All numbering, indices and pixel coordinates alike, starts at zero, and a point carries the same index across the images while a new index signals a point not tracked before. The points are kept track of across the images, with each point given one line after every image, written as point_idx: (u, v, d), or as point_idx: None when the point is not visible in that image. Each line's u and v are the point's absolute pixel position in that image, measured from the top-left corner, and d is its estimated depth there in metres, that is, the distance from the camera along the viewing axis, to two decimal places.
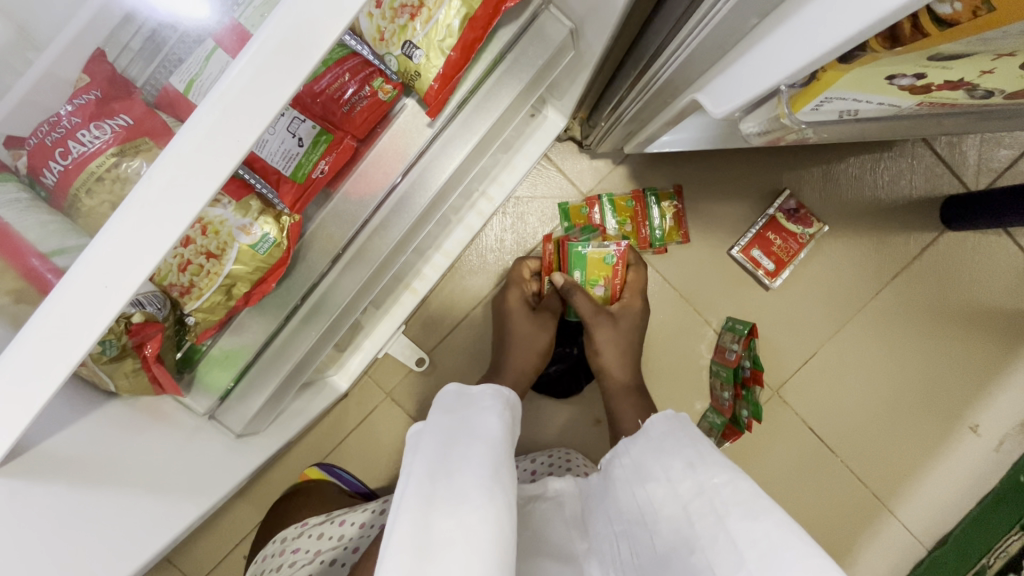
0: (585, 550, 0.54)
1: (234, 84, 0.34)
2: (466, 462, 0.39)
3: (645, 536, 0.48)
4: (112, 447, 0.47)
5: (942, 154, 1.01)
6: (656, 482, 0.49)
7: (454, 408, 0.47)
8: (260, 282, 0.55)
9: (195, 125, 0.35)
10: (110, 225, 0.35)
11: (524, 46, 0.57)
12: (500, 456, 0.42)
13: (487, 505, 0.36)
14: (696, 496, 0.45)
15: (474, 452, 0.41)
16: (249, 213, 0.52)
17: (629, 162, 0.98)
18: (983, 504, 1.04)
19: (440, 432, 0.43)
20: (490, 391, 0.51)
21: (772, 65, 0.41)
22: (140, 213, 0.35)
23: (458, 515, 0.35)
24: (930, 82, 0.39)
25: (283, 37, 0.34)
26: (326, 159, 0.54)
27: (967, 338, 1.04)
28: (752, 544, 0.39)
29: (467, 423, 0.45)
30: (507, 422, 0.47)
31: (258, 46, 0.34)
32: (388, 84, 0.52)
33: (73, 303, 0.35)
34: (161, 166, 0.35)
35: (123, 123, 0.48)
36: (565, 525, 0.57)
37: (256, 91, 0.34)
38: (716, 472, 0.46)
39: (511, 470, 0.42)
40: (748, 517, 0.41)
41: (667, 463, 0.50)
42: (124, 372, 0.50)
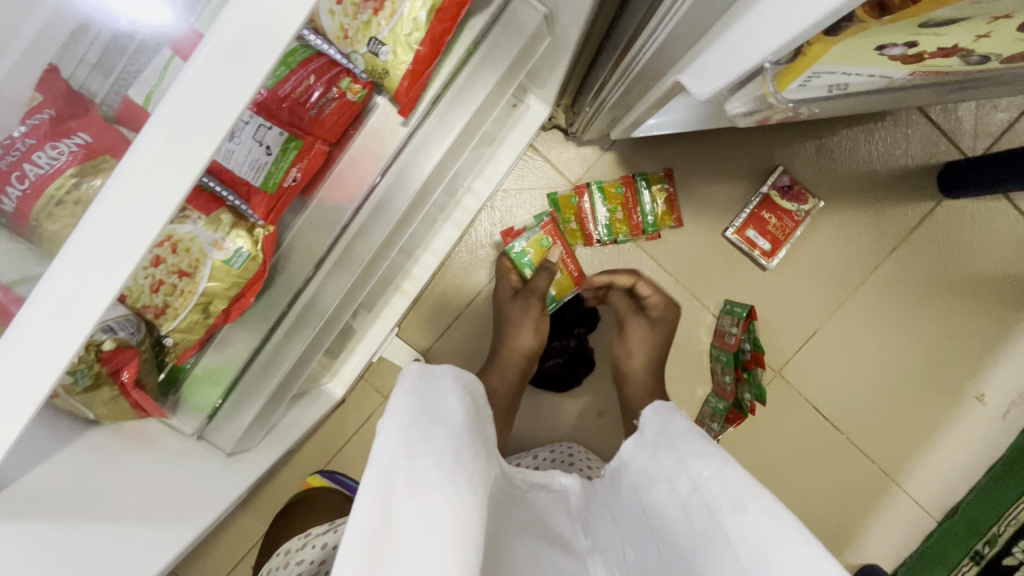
0: (589, 547, 0.51)
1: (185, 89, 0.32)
2: (428, 443, 0.37)
3: (652, 541, 0.47)
4: (95, 479, 0.46)
5: (937, 121, 0.99)
6: (659, 485, 0.49)
7: (417, 384, 0.44)
8: (238, 299, 0.52)
9: (149, 134, 0.32)
10: (66, 251, 0.33)
11: (497, 35, 0.55)
12: (462, 440, 0.40)
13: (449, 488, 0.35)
14: (691, 493, 0.44)
15: (431, 438, 0.38)
16: (220, 227, 0.49)
17: (616, 148, 0.96)
18: (991, 474, 1.03)
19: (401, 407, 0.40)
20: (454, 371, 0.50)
21: (756, 40, 0.39)
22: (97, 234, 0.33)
23: (417, 498, 0.33)
24: (922, 50, 0.38)
25: (230, 41, 0.31)
26: (297, 166, 0.51)
27: (970, 306, 1.02)
28: (742, 539, 0.38)
29: (427, 405, 0.42)
30: (468, 408, 0.45)
31: (209, 47, 0.31)
32: (356, 84, 0.50)
33: (32, 338, 0.33)
34: (115, 184, 0.33)
35: (81, 141, 0.47)
36: (567, 518, 0.55)
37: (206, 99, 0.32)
38: (705, 465, 0.45)
39: (475, 453, 0.40)
40: (738, 510, 0.39)
41: (664, 462, 0.49)
42: (102, 400, 0.47)
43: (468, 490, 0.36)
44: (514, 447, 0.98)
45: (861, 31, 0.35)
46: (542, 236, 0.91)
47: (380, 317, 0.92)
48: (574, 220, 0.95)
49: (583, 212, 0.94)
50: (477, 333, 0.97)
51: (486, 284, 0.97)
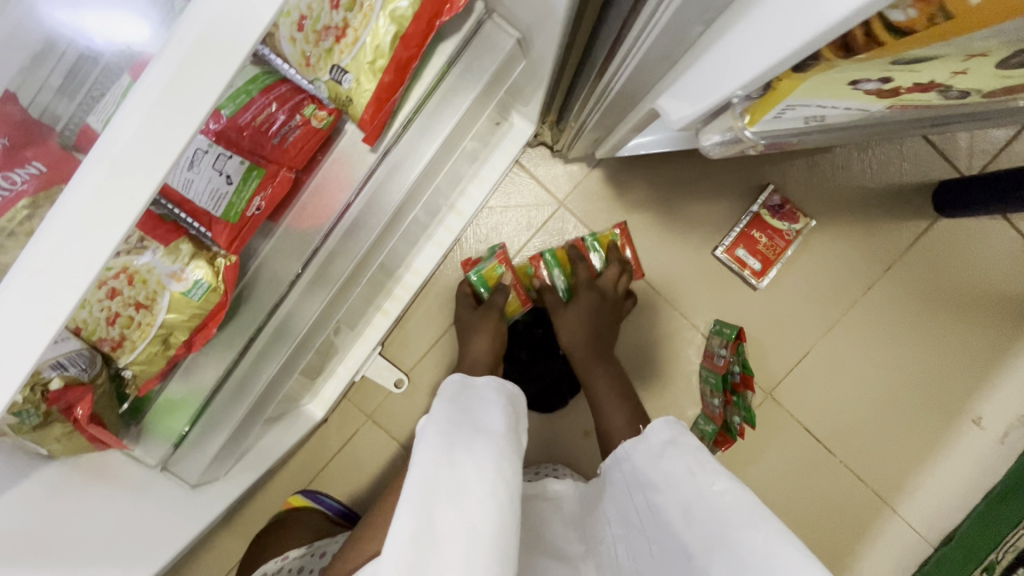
0: (583, 552, 0.53)
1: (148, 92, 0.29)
2: (470, 451, 0.41)
3: (643, 544, 0.48)
4: (47, 518, 0.45)
5: (932, 138, 0.97)
6: (659, 489, 0.48)
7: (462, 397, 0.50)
8: (201, 328, 0.50)
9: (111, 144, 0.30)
10: (14, 271, 0.31)
11: (469, 59, 0.54)
12: (502, 447, 0.44)
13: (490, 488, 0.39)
14: (695, 503, 0.43)
15: (473, 444, 0.42)
16: (178, 258, 0.47)
17: (604, 165, 0.95)
18: (989, 499, 1.00)
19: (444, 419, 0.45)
20: (494, 384, 0.53)
21: (727, 72, 0.37)
22: (57, 252, 0.30)
23: (459, 506, 0.37)
24: (898, 85, 0.36)
25: (192, 42, 0.28)
26: (261, 195, 0.49)
27: (967, 326, 1.00)
28: (750, 553, 0.37)
29: (470, 415, 0.47)
30: (509, 415, 0.49)
31: (172, 47, 0.29)
32: (322, 111, 0.49)
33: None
34: (71, 198, 0.30)
35: (35, 170, 0.46)
36: (562, 524, 0.58)
37: (168, 105, 0.29)
38: (714, 477, 0.44)
39: (516, 460, 0.43)
40: (747, 526, 0.39)
41: (664, 468, 0.48)
42: (54, 437, 0.46)
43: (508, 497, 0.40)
44: None
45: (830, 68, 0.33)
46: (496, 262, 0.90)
47: (361, 336, 0.91)
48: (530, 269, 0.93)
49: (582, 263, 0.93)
50: None
51: None
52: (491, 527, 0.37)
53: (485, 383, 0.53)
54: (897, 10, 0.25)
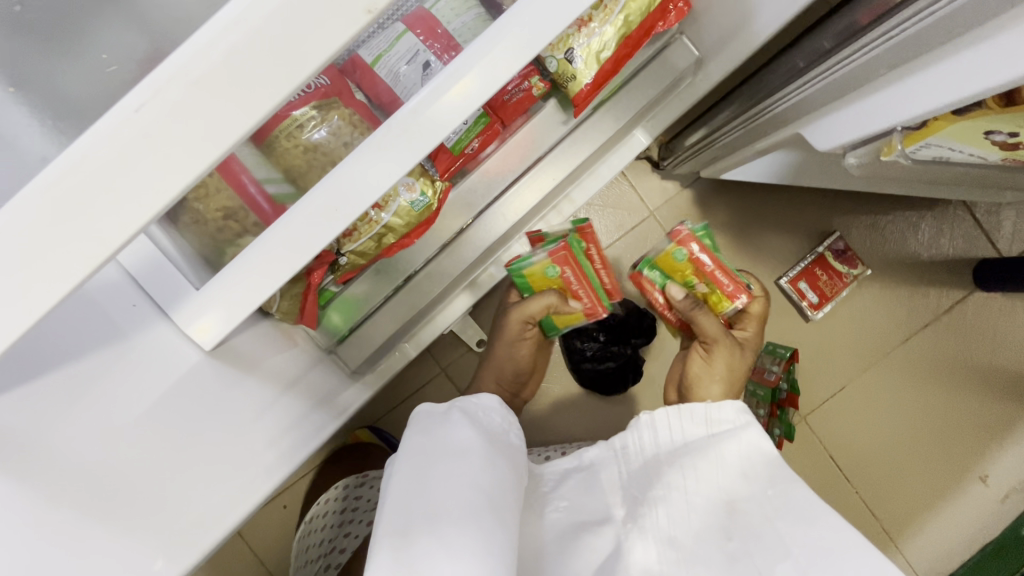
0: (624, 518, 0.49)
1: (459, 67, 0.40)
2: (436, 475, 0.45)
3: (679, 505, 0.47)
4: (261, 360, 0.54)
5: (980, 220, 1.10)
6: (702, 468, 0.49)
7: (427, 425, 0.52)
8: (404, 238, 0.61)
9: (419, 103, 0.40)
10: (262, 240, 0.41)
11: (648, 72, 0.67)
12: (477, 466, 0.47)
13: (469, 510, 0.43)
14: (745, 497, 0.46)
15: (448, 468, 0.46)
16: (412, 173, 0.57)
17: (695, 187, 1.07)
18: (982, 552, 1.10)
19: (414, 447, 0.49)
20: (463, 405, 0.55)
21: (887, 111, 0.49)
22: (277, 246, 0.41)
23: (436, 529, 0.41)
24: (1019, 141, 0.48)
25: (413, 112, 0.40)
26: (478, 139, 0.61)
27: (986, 393, 1.11)
28: (801, 544, 0.41)
29: (435, 439, 0.49)
30: (482, 432, 0.51)
31: (403, 121, 0.40)
32: (542, 82, 0.60)
33: (219, 313, 0.43)
34: (297, 209, 0.41)
35: (322, 82, 0.56)
36: (602, 495, 0.52)
37: (391, 150, 0.41)
38: (770, 483, 0.46)
39: (494, 476, 0.47)
40: (802, 522, 0.42)
41: (712, 459, 0.49)
42: (289, 293, 0.57)
43: (486, 519, 0.43)
44: (553, 438, 1.06)
45: (983, 115, 0.45)
46: (548, 261, 0.78)
47: None
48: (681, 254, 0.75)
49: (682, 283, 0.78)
50: None
51: None
52: (476, 540, 0.41)
53: (456, 406, 0.54)
54: None
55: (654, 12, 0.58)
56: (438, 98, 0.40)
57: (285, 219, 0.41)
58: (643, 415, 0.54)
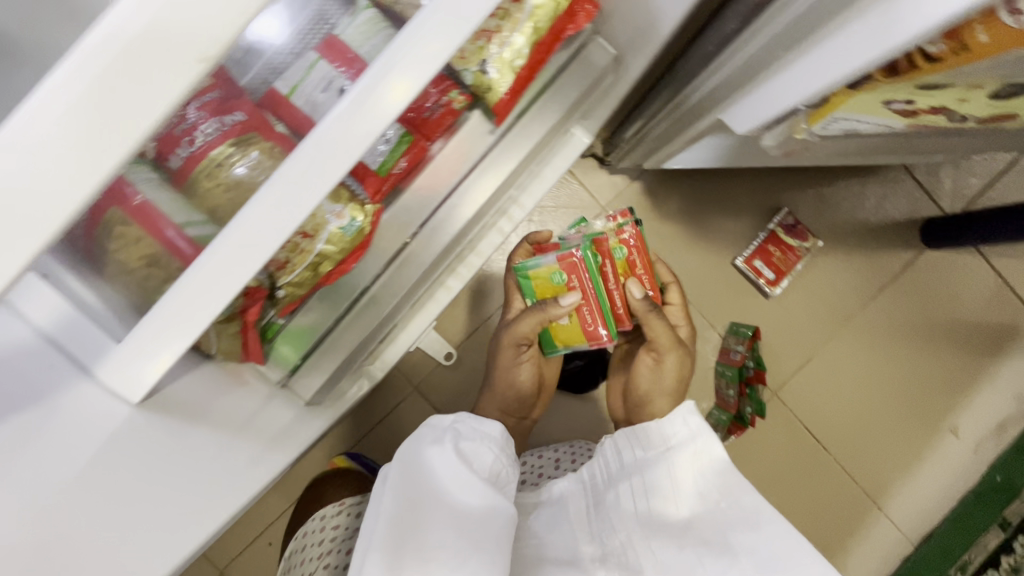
0: (595, 555, 0.53)
1: (367, 87, 0.41)
2: (428, 512, 0.50)
3: (642, 529, 0.52)
4: (202, 404, 0.53)
5: (922, 180, 1.13)
6: (659, 487, 0.53)
7: (417, 448, 0.55)
8: (342, 263, 0.61)
9: (325, 129, 0.41)
10: (181, 282, 0.41)
11: (571, 71, 0.67)
12: (464, 500, 0.51)
13: (457, 550, 0.48)
14: (701, 510, 0.51)
15: (437, 502, 0.51)
16: (340, 200, 0.57)
17: (643, 179, 1.09)
18: (962, 505, 1.13)
19: (402, 473, 0.52)
20: (453, 424, 0.58)
21: (787, 91, 0.51)
22: (199, 288, 0.41)
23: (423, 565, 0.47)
24: (917, 107, 0.50)
25: (326, 136, 0.40)
26: (404, 158, 0.61)
27: (948, 348, 1.14)
28: (751, 553, 0.47)
29: (425, 467, 0.53)
30: (468, 457, 0.55)
31: (315, 144, 0.40)
32: (462, 96, 0.60)
33: (148, 346, 0.42)
34: (216, 246, 0.40)
35: (238, 119, 0.57)
36: (570, 526, 0.57)
37: (308, 176, 0.40)
38: (723, 495, 0.51)
39: (480, 506, 0.52)
40: (752, 530, 0.48)
41: (669, 474, 0.53)
42: (227, 333, 0.56)
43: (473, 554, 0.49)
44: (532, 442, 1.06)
45: (876, 87, 0.46)
46: (555, 267, 0.74)
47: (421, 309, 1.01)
48: (619, 253, 0.78)
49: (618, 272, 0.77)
50: None
51: None
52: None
53: (445, 427, 0.58)
54: (933, 46, 0.38)
55: (561, 16, 0.59)
56: (350, 118, 0.40)
57: (206, 255, 0.40)
58: (608, 440, 0.60)
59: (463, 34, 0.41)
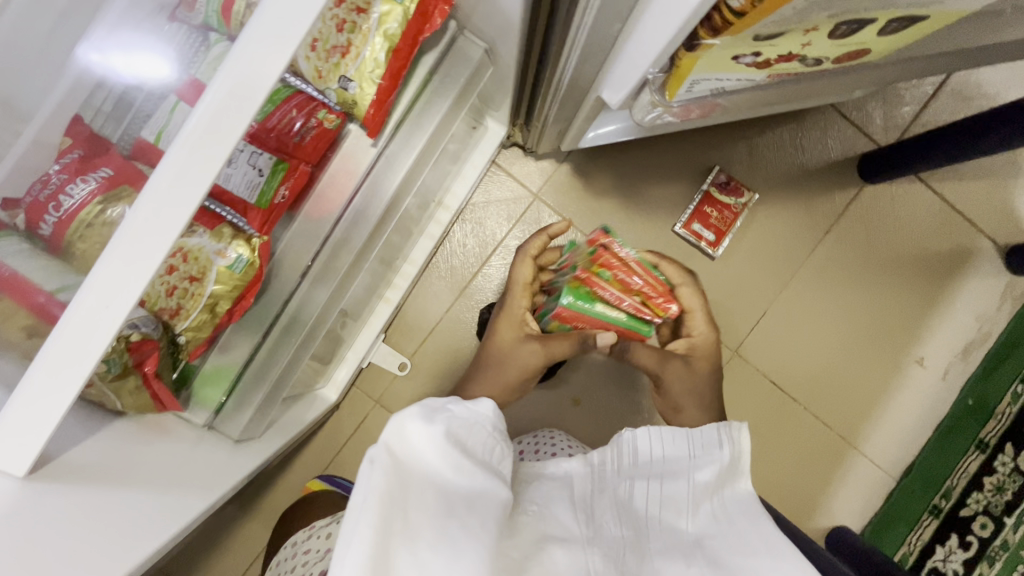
0: (590, 537, 0.50)
1: (192, 133, 0.40)
2: (422, 504, 0.42)
3: (651, 535, 0.52)
4: (118, 460, 0.52)
5: (851, 117, 1.12)
6: (677, 499, 0.54)
7: (406, 427, 0.45)
8: (239, 299, 0.61)
9: (161, 176, 0.40)
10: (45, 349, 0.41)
11: (446, 68, 0.66)
12: (456, 487, 0.44)
13: (448, 545, 0.41)
14: (710, 528, 0.52)
15: (432, 486, 0.43)
16: (223, 238, 0.59)
17: (570, 160, 1.08)
18: (939, 432, 1.13)
19: (391, 455, 0.42)
20: (444, 404, 0.50)
21: (636, 58, 0.50)
22: (59, 350, 0.41)
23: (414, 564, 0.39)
24: (767, 57, 0.49)
25: (165, 183, 0.40)
26: (285, 185, 0.61)
27: (902, 280, 1.13)
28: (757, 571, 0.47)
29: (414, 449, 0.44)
30: (459, 438, 0.47)
31: (155, 192, 0.40)
32: (331, 114, 0.60)
33: (18, 418, 0.41)
34: (77, 305, 0.41)
35: (105, 174, 0.57)
36: (572, 506, 0.53)
37: (155, 228, 0.40)
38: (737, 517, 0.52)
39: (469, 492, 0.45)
40: (762, 555, 0.48)
41: (685, 488, 0.54)
42: (127, 390, 0.55)
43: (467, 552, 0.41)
44: None
45: (709, 47, 0.46)
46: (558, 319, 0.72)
47: (367, 324, 1.01)
48: (606, 275, 0.67)
49: (613, 294, 0.68)
50: (458, 335, 1.07)
51: (465, 288, 1.07)
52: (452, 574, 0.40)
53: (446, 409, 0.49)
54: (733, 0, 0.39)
55: (413, 19, 0.58)
56: (183, 161, 0.40)
57: (67, 314, 0.41)
58: (626, 431, 0.59)
59: (288, 54, 0.40)
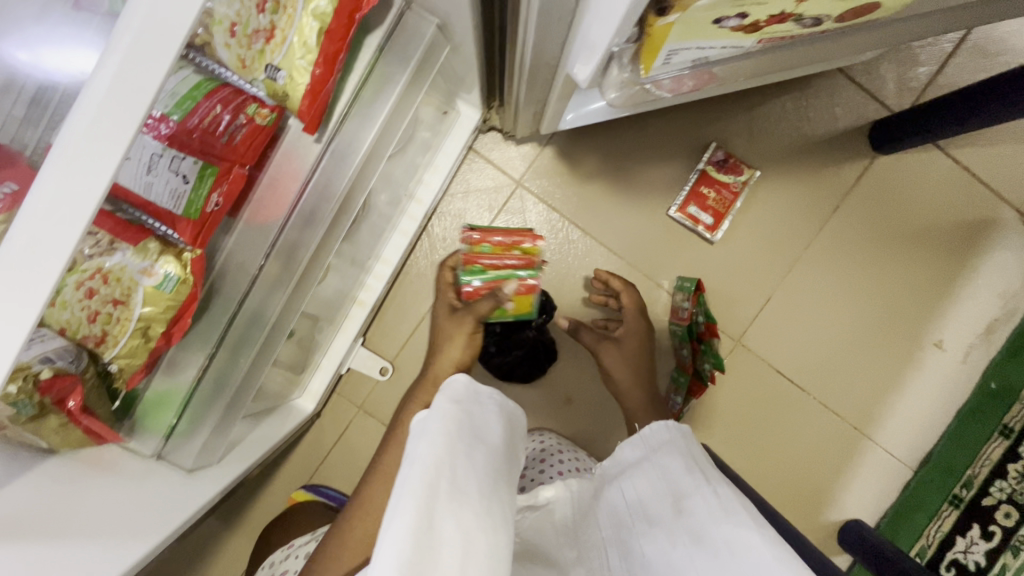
0: (574, 558, 0.49)
1: (71, 124, 0.33)
2: (469, 459, 0.42)
3: (629, 534, 0.47)
4: (51, 501, 0.47)
5: (861, 82, 1.02)
6: (644, 489, 0.50)
7: (460, 403, 0.48)
8: (177, 320, 0.56)
9: (42, 183, 0.33)
10: None
11: (394, 47, 0.58)
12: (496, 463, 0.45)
13: (484, 505, 0.39)
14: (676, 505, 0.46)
15: (475, 455, 0.43)
16: (148, 255, 0.53)
17: (554, 142, 1.00)
18: (959, 418, 1.05)
19: (450, 420, 0.45)
20: (492, 398, 0.52)
21: (600, 26, 0.42)
22: None
23: (457, 507, 0.37)
24: (755, 19, 0.40)
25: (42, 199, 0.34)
26: (217, 192, 0.54)
27: (918, 258, 1.05)
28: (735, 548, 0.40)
29: (473, 420, 0.47)
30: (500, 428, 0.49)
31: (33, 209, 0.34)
32: (264, 109, 0.54)
33: None
34: None
35: (8, 189, 0.50)
36: (555, 536, 0.52)
37: (39, 249, 0.34)
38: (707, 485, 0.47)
39: (504, 477, 0.45)
40: (738, 526, 0.41)
41: (650, 478, 0.51)
42: (51, 429, 0.50)
43: (498, 520, 0.40)
44: None
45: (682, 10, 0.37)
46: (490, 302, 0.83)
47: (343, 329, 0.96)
48: (485, 249, 0.82)
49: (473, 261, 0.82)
50: None
51: None
52: (489, 541, 0.37)
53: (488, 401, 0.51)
54: None
55: None
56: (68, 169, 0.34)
57: None
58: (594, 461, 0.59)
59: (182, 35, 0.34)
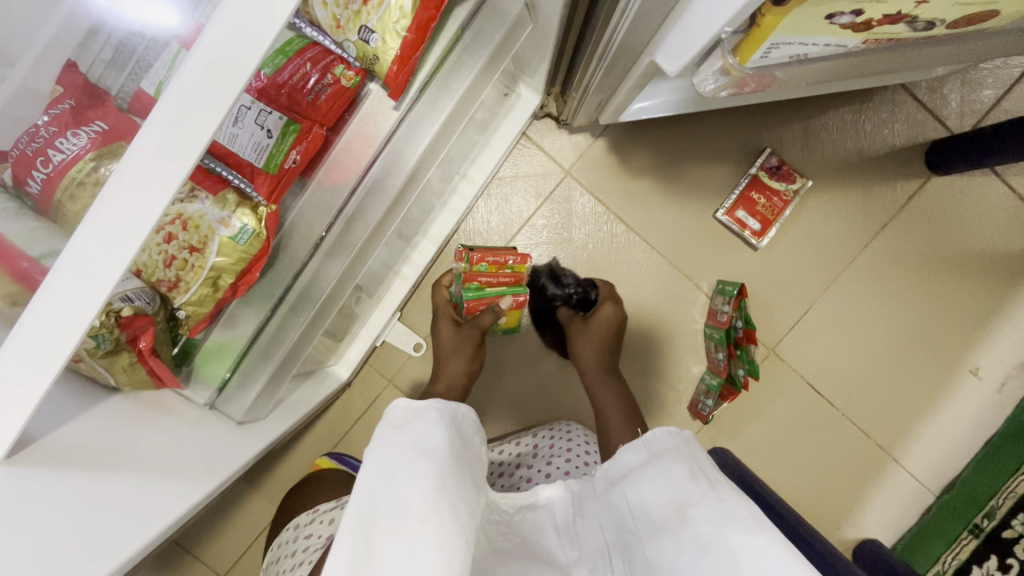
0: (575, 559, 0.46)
1: (181, 87, 0.31)
2: (411, 473, 0.39)
3: (632, 538, 0.45)
4: (117, 437, 0.48)
5: (923, 100, 1.01)
6: (647, 489, 0.46)
7: (405, 420, 0.45)
8: (244, 273, 0.58)
9: (145, 139, 0.32)
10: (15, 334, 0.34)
11: (480, 23, 0.58)
12: (450, 470, 0.41)
13: (435, 514, 0.37)
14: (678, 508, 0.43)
15: (431, 465, 0.40)
16: (226, 206, 0.55)
17: (607, 134, 1.00)
18: (988, 447, 1.04)
19: (388, 445, 0.41)
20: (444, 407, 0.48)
21: (712, 10, 0.42)
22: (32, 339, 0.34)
23: (399, 531, 0.36)
24: (869, 18, 0.40)
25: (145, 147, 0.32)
26: (297, 149, 0.56)
27: (962, 283, 1.04)
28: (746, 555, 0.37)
29: (412, 435, 0.43)
30: (455, 438, 0.45)
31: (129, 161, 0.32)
32: (350, 71, 0.54)
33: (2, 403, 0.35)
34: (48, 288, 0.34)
35: (99, 129, 0.50)
36: (555, 533, 0.48)
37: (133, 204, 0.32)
38: (714, 489, 0.43)
39: (461, 482, 0.42)
40: (745, 531, 0.38)
41: (648, 480, 0.46)
42: (122, 366, 0.52)
43: (453, 528, 0.37)
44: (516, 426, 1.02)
45: None
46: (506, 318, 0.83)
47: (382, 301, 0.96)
48: (484, 267, 0.79)
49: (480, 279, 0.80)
50: None
51: None
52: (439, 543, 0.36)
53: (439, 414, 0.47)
54: None
55: None
56: (173, 118, 0.32)
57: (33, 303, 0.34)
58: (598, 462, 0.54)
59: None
